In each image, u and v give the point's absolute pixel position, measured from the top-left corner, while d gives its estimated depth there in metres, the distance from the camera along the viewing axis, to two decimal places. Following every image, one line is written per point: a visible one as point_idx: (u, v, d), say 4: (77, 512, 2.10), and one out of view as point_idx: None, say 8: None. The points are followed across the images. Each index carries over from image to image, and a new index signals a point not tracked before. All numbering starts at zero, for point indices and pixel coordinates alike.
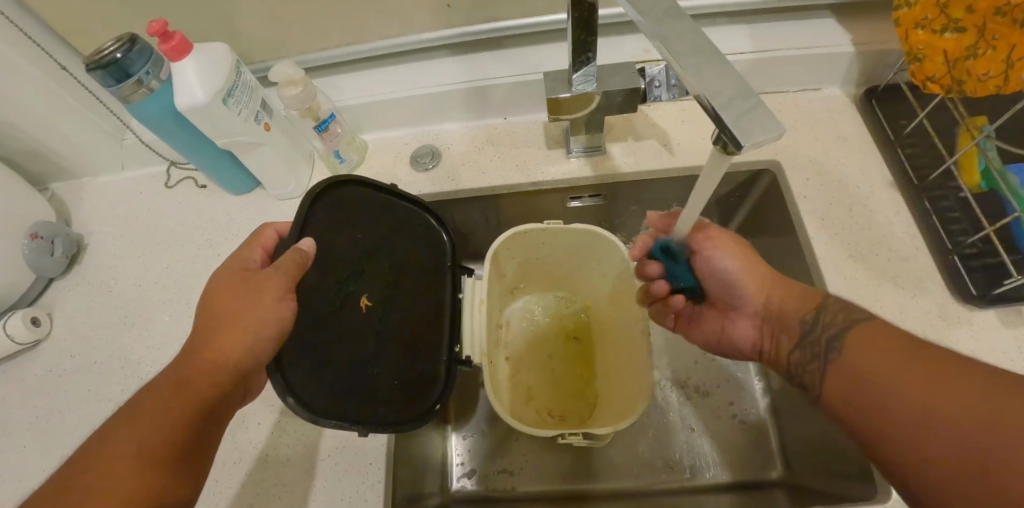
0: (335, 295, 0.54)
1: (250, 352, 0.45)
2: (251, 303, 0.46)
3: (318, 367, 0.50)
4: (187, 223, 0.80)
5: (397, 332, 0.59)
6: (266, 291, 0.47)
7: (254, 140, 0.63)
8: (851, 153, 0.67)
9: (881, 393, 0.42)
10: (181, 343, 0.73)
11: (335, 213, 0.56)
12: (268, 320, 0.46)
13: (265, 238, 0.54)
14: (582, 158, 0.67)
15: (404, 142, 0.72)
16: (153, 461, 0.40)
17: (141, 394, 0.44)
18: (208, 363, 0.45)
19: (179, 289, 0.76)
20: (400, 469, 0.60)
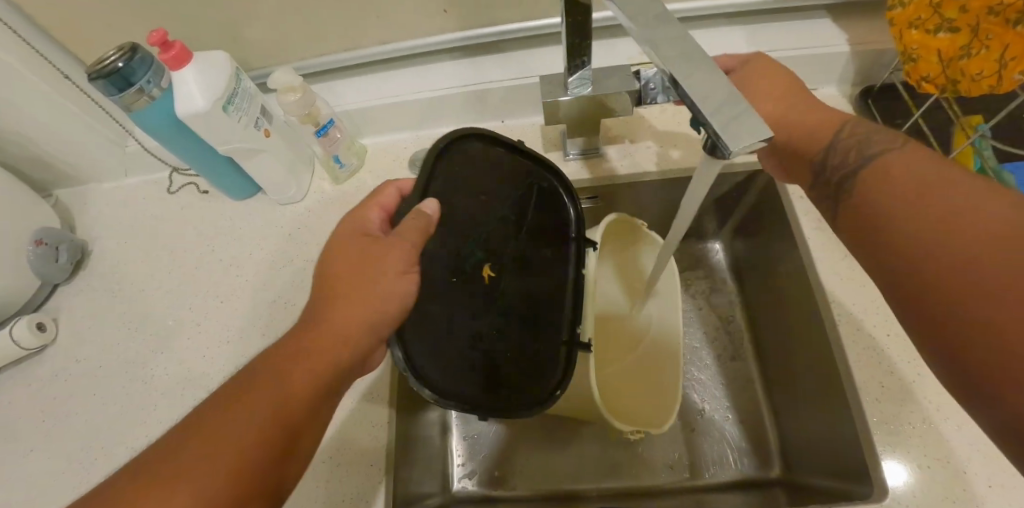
0: (462, 269, 0.54)
1: (373, 327, 0.45)
2: (377, 274, 0.45)
3: (448, 344, 0.50)
4: (189, 227, 0.81)
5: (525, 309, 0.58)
6: (391, 262, 0.46)
7: (254, 147, 0.64)
8: None
9: (922, 235, 0.38)
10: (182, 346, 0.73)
11: (458, 181, 0.55)
12: (394, 294, 0.45)
13: (384, 196, 0.53)
14: (579, 160, 0.67)
15: (403, 146, 0.73)
16: (274, 435, 0.39)
17: (239, 379, 0.41)
18: (341, 340, 0.44)
19: (180, 292, 0.76)
20: (399, 470, 0.61)
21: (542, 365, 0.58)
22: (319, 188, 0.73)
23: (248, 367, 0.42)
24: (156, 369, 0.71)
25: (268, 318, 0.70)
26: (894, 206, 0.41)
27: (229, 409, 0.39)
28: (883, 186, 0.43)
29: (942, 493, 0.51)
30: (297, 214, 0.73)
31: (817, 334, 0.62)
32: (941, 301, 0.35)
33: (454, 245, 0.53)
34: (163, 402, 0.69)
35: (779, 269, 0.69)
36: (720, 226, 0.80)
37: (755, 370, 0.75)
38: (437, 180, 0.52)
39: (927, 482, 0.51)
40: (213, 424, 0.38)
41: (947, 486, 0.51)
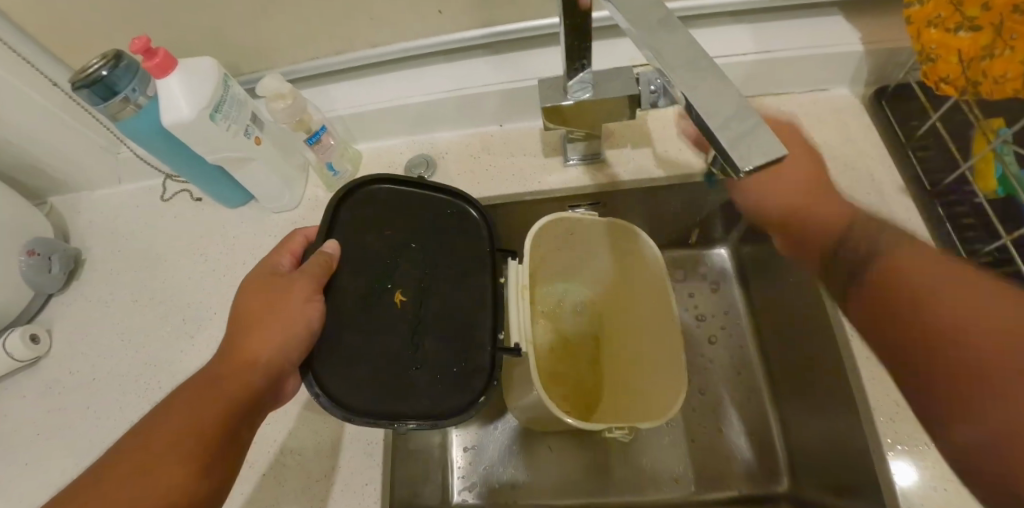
0: (368, 292, 0.54)
1: (283, 350, 0.48)
2: (283, 303, 0.49)
3: (346, 363, 0.51)
4: (181, 235, 0.79)
5: (439, 327, 0.55)
6: (294, 293, 0.50)
7: (244, 155, 0.62)
8: (859, 157, 0.65)
9: (943, 359, 0.36)
10: (173, 358, 0.71)
11: (361, 216, 0.58)
12: (298, 320, 0.49)
13: (295, 243, 0.56)
14: (581, 166, 0.65)
15: (399, 152, 0.70)
16: (188, 457, 0.41)
17: (157, 409, 0.44)
18: (251, 361, 0.47)
19: (172, 302, 0.74)
20: (395, 487, 0.59)
21: (459, 377, 0.53)
22: (313, 195, 0.71)
23: (172, 395, 0.46)
24: (149, 383, 0.70)
25: None
26: (899, 311, 0.39)
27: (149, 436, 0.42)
28: (892, 272, 0.41)
29: None
30: (290, 222, 0.71)
31: (829, 347, 0.59)
32: (975, 452, 0.34)
33: (356, 271, 0.55)
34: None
35: (787, 277, 0.66)
36: (726, 231, 0.78)
37: (762, 381, 0.73)
38: (343, 222, 0.57)
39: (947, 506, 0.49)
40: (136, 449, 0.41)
41: None
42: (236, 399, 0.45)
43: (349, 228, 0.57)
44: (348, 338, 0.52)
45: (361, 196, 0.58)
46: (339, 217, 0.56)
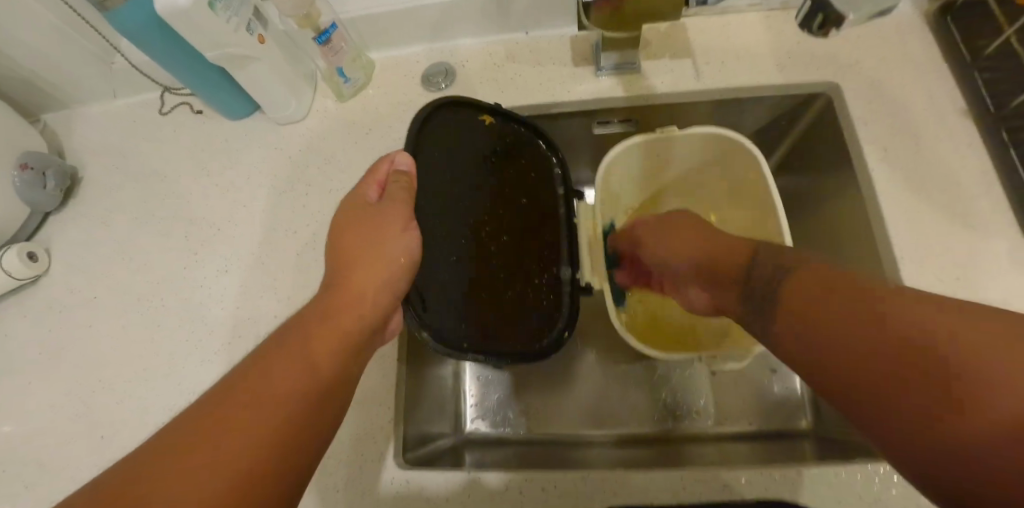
0: (459, 231, 0.52)
1: (387, 287, 0.44)
2: (382, 239, 0.45)
3: (446, 307, 0.49)
4: (181, 150, 0.73)
5: (514, 264, 0.57)
6: (391, 227, 0.46)
7: (245, 53, 0.56)
8: (918, 76, 0.58)
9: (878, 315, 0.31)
10: (173, 279, 0.66)
11: (440, 137, 0.53)
12: (398, 255, 0.45)
13: (379, 172, 0.48)
14: (612, 76, 0.59)
15: (415, 60, 0.65)
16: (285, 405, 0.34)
17: (240, 367, 0.36)
18: (350, 305, 0.42)
19: (170, 220, 0.70)
20: (411, 407, 0.57)
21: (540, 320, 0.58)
22: (321, 106, 0.66)
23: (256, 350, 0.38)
24: (151, 302, 0.66)
25: (261, 247, 0.62)
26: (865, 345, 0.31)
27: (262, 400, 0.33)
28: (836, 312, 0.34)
29: None
30: (294, 136, 0.66)
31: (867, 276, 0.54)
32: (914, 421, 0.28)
33: (450, 210, 0.52)
34: (159, 340, 0.63)
35: (826, 205, 0.61)
36: None
37: None
38: (424, 141, 0.51)
39: None
40: (236, 403, 0.33)
41: None
42: (340, 350, 0.39)
43: (433, 150, 0.52)
44: (438, 273, 0.50)
45: (440, 120, 0.53)
46: (423, 132, 0.51)
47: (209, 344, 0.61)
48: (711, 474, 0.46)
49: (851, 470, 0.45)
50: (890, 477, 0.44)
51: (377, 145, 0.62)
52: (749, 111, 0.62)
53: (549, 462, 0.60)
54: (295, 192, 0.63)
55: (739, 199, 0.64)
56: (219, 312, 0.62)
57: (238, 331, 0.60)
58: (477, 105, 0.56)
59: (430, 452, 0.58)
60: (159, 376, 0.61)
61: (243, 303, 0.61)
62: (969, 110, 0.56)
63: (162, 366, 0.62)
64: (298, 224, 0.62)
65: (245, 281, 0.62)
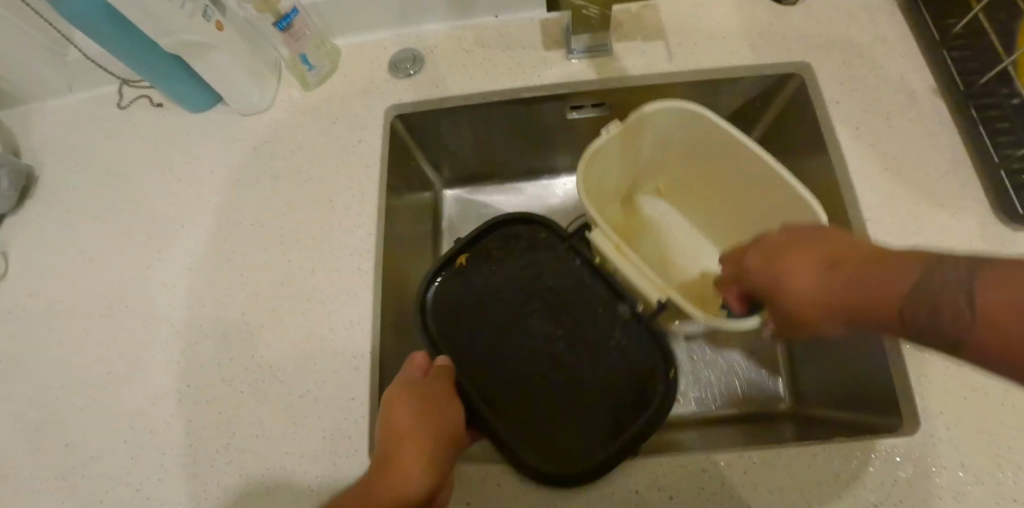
0: (494, 339, 0.59)
1: (450, 425, 0.46)
2: (436, 407, 0.46)
3: (516, 415, 0.53)
4: (142, 146, 0.70)
5: (585, 336, 0.58)
6: (437, 401, 0.47)
7: (203, 40, 0.54)
8: (888, 54, 0.58)
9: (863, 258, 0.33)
10: (132, 279, 0.62)
11: (450, 299, 0.60)
12: (449, 423, 0.46)
13: (416, 364, 0.50)
14: (584, 59, 0.58)
15: (382, 47, 0.63)
16: None
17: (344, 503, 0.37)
18: (433, 426, 0.44)
19: (128, 217, 0.66)
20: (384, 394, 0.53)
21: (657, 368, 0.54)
22: (286, 96, 0.64)
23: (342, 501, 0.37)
24: (110, 303, 0.62)
25: (226, 243, 0.59)
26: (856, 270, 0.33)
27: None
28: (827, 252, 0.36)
29: (991, 432, 0.44)
30: (259, 127, 0.63)
31: None
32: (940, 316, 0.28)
33: (482, 320, 0.60)
34: (116, 345, 0.59)
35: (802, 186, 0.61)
36: None
37: None
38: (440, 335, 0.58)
39: (971, 418, 0.44)
40: None
41: (996, 422, 0.44)
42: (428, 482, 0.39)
43: (439, 317, 0.59)
44: (501, 374, 0.56)
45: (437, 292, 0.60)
46: (428, 306, 0.59)
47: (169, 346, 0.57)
48: (693, 458, 0.45)
49: (830, 450, 0.44)
50: (871, 455, 0.44)
51: (343, 135, 0.60)
52: (723, 92, 0.62)
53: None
54: (259, 187, 0.60)
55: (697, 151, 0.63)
56: (183, 311, 0.58)
57: (202, 330, 0.56)
58: (454, 253, 0.61)
59: None
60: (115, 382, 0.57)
61: (207, 302, 0.58)
62: (938, 88, 0.56)
63: (117, 371, 0.58)
64: (265, 218, 0.59)
65: (210, 278, 0.58)
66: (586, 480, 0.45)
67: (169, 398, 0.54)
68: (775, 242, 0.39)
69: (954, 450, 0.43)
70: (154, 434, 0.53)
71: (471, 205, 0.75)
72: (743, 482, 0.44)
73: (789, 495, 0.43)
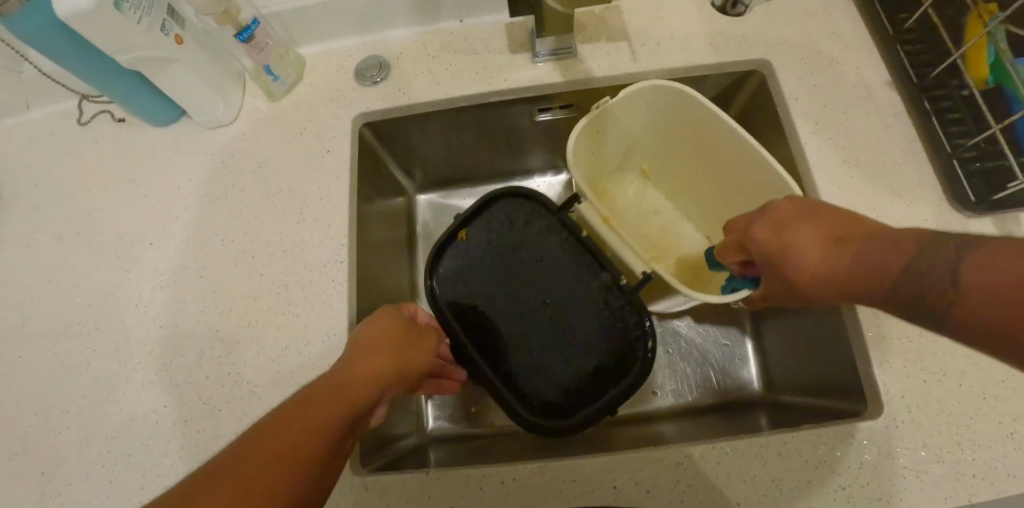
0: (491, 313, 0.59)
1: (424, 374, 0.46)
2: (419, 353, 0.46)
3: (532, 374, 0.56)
4: (104, 162, 0.68)
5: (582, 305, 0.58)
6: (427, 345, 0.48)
7: (162, 55, 0.53)
8: (845, 49, 0.60)
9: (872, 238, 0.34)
10: (100, 300, 0.60)
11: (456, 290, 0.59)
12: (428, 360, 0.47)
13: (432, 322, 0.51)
14: (549, 62, 0.59)
15: (347, 54, 0.63)
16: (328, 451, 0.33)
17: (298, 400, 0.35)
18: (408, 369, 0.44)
19: (93, 237, 0.64)
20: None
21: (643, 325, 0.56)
22: (252, 107, 0.63)
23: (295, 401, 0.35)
24: (77, 325, 0.60)
25: (197, 258, 0.59)
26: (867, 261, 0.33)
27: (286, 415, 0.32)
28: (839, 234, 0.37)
29: (949, 413, 0.46)
30: (225, 139, 0.63)
31: None
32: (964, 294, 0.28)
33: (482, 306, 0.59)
34: (87, 367, 0.58)
35: None
36: None
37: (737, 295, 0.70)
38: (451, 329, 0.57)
39: (930, 400, 0.46)
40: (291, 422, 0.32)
41: (954, 403, 0.46)
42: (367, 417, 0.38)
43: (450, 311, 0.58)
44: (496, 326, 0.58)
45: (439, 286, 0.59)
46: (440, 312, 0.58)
47: (144, 366, 0.56)
48: (668, 451, 0.46)
49: (799, 437, 0.46)
50: (838, 440, 0.46)
51: (312, 145, 0.60)
52: (687, 90, 0.63)
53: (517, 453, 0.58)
54: (229, 201, 0.60)
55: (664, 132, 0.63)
56: (155, 331, 0.57)
57: (176, 349, 0.55)
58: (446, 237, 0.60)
59: (392, 453, 0.57)
60: (88, 407, 0.56)
61: (180, 320, 0.56)
62: (893, 81, 0.57)
63: (91, 395, 0.56)
64: (235, 232, 0.58)
65: (181, 296, 0.57)
66: (564, 478, 0.46)
67: (147, 420, 0.53)
68: (783, 213, 0.40)
69: (915, 431, 0.45)
70: (134, 458, 0.52)
71: (445, 209, 0.75)
72: (717, 472, 0.45)
73: (761, 482, 0.45)
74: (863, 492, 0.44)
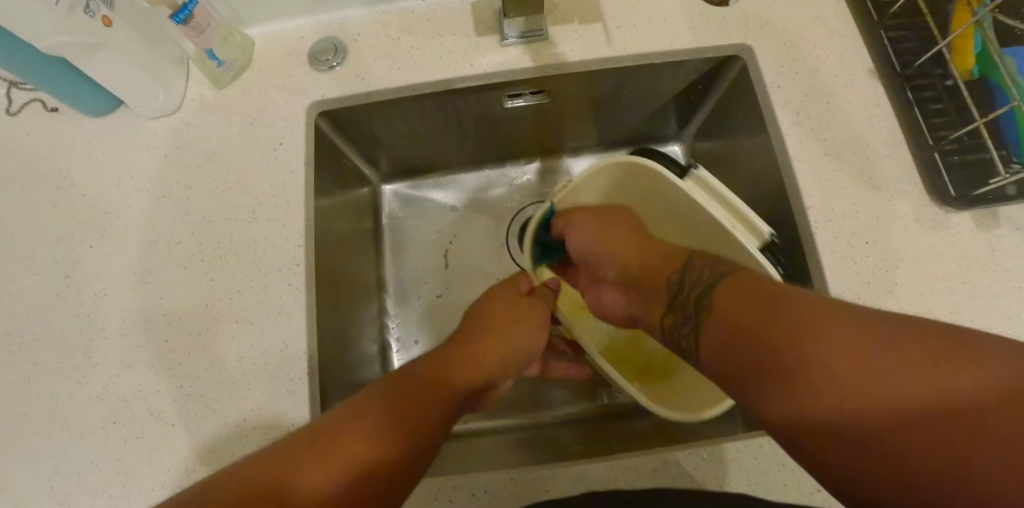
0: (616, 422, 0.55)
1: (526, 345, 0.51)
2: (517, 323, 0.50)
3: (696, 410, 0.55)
4: (20, 152, 0.60)
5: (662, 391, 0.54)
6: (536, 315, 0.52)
7: (91, 40, 0.47)
8: (825, 31, 0.57)
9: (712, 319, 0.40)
10: (21, 312, 0.54)
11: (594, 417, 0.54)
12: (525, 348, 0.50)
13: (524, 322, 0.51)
14: (519, 45, 0.55)
15: (300, 36, 0.58)
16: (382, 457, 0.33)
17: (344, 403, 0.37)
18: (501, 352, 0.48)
19: (5, 243, 0.56)
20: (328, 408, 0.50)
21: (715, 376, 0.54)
22: (198, 95, 0.58)
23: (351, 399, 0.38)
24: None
25: (141, 262, 0.54)
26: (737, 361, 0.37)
27: (353, 408, 0.36)
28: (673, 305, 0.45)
29: None
30: (170, 130, 0.57)
31: (789, 239, 0.54)
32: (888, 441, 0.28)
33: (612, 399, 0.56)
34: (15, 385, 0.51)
35: (745, 168, 0.60)
36: (680, 127, 0.70)
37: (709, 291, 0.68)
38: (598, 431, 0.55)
39: None
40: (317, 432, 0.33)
41: None
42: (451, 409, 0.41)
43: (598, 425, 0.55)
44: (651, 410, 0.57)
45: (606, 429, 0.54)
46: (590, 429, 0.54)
47: (84, 383, 0.51)
48: (644, 459, 0.45)
49: (776, 440, 0.45)
50: None
51: (263, 138, 0.55)
52: (665, 77, 0.60)
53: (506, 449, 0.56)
54: (175, 199, 0.55)
55: (580, 198, 0.63)
56: (97, 342, 0.52)
57: (125, 362, 0.51)
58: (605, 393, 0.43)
59: None
60: (15, 431, 0.50)
61: (128, 331, 0.52)
62: (875, 68, 0.55)
63: (16, 418, 0.50)
64: (184, 232, 0.54)
65: (128, 303, 0.53)
66: (535, 489, 0.44)
67: (92, 438, 0.49)
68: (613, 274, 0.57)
69: None
70: (79, 481, 0.48)
71: (412, 201, 0.72)
72: (692, 478, 0.44)
73: (738, 487, 0.44)
74: (839, 494, 0.43)
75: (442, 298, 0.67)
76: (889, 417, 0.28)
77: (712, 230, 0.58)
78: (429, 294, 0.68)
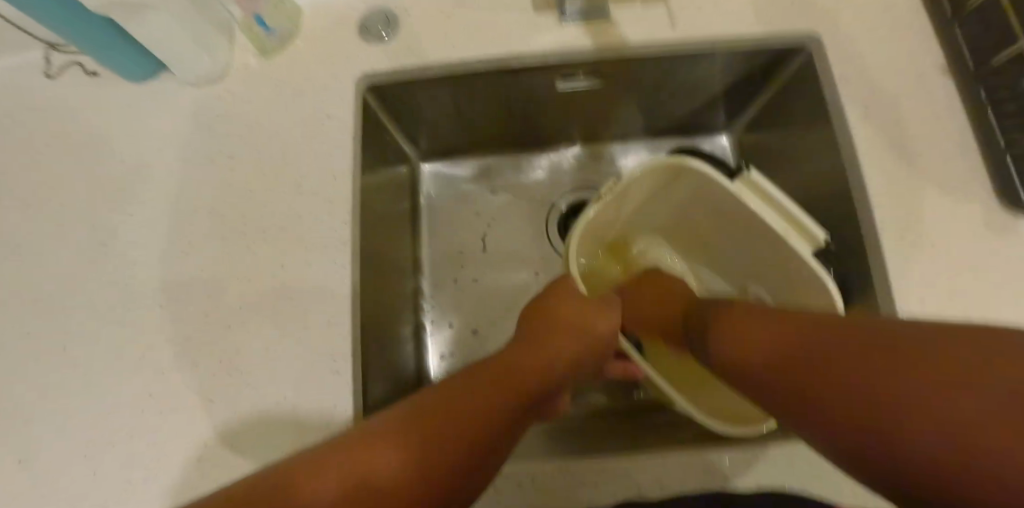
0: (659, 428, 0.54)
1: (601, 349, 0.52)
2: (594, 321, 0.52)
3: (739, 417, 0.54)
4: (60, 116, 0.59)
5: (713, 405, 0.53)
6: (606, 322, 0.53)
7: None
8: (895, 23, 0.55)
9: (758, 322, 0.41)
10: (59, 278, 0.53)
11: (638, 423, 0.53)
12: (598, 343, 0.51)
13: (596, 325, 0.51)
14: (579, 24, 0.53)
15: (350, 7, 0.57)
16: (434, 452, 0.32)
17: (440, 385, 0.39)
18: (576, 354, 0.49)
19: (44, 207, 0.56)
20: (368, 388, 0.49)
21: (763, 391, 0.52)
22: (243, 63, 0.57)
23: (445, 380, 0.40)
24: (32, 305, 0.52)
25: (181, 231, 0.53)
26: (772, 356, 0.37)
27: (415, 405, 0.36)
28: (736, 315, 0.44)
29: None
30: (213, 98, 0.56)
31: (849, 238, 0.52)
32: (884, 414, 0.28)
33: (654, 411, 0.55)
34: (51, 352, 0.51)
35: (801, 163, 0.58)
36: (730, 119, 0.68)
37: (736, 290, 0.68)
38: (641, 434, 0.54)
39: None
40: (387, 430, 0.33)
41: None
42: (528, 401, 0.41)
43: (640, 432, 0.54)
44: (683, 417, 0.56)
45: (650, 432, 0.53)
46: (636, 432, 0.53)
47: (121, 352, 0.50)
48: (692, 457, 0.44)
49: None
50: None
51: (309, 110, 0.54)
52: (724, 64, 0.57)
53: (541, 436, 0.55)
54: (217, 169, 0.54)
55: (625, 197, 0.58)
56: (135, 312, 0.51)
57: (162, 334, 0.50)
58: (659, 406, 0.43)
59: None
60: (51, 398, 0.49)
61: (167, 302, 0.51)
62: (946, 64, 0.53)
63: (53, 384, 0.49)
64: (226, 203, 0.53)
65: (167, 274, 0.52)
66: (583, 486, 0.43)
67: (129, 409, 0.48)
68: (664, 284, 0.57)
69: None
70: (115, 452, 0.47)
71: (450, 182, 0.70)
72: (746, 478, 0.43)
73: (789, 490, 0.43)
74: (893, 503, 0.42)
75: (478, 283, 0.66)
76: (885, 390, 0.28)
77: (761, 237, 0.55)
78: (464, 278, 0.66)
